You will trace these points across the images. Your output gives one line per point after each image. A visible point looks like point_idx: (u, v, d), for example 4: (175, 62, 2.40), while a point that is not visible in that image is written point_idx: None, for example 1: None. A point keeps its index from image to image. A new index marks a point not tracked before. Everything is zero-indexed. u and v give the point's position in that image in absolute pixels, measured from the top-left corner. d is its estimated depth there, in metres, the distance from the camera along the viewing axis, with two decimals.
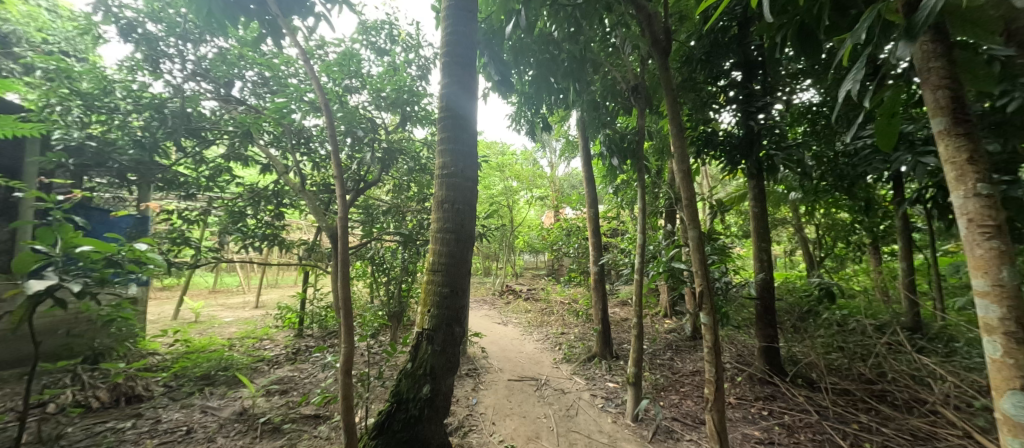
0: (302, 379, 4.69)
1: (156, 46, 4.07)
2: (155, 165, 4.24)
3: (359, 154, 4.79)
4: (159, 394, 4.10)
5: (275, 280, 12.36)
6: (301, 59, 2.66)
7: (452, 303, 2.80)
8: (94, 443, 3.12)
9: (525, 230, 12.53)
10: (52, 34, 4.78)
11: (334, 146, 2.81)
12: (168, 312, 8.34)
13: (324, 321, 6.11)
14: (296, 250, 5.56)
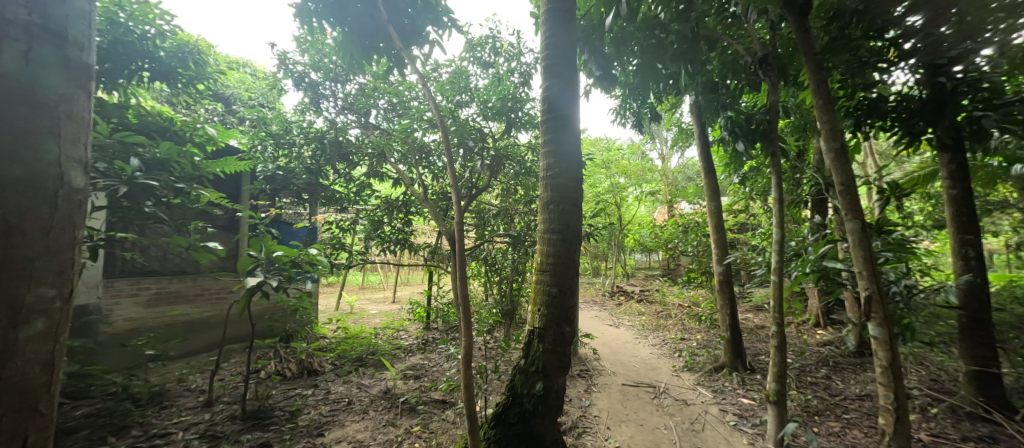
0: (431, 367, 5.19)
1: (317, 90, 5.02)
2: (319, 185, 5.38)
3: (471, 164, 4.98)
4: (329, 370, 4.98)
5: (407, 279, 14.11)
6: (420, 83, 2.81)
7: (562, 303, 2.81)
8: (290, 404, 3.98)
9: (635, 227, 11.87)
10: (255, 96, 6.34)
11: (450, 158, 2.91)
12: (331, 304, 10.20)
13: (446, 316, 6.72)
14: (422, 252, 6.19)
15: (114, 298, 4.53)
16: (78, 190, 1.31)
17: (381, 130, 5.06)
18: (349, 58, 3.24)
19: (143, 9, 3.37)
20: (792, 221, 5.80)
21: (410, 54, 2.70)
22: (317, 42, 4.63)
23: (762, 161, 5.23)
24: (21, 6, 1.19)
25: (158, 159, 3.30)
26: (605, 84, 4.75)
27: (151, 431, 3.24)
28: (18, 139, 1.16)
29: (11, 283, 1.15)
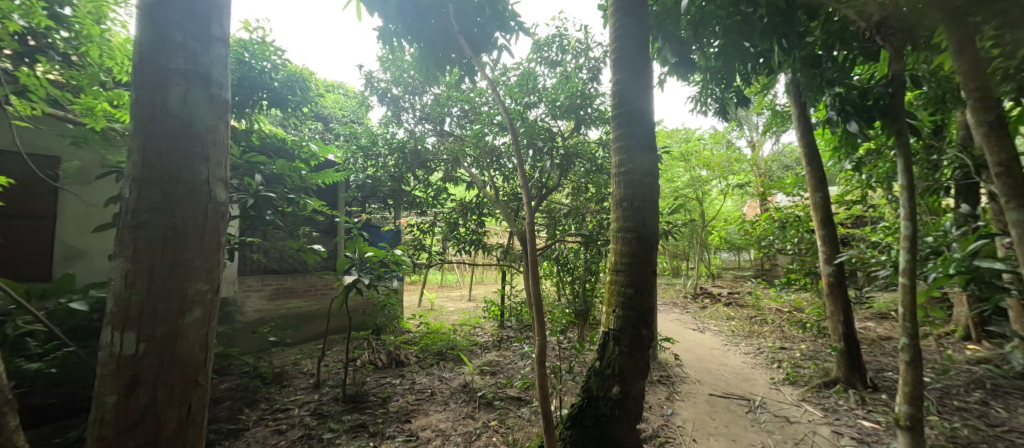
0: (508, 363, 4.80)
1: (398, 103, 5.16)
2: (402, 191, 5.36)
3: (541, 165, 4.10)
4: (413, 363, 4.78)
5: (482, 279, 14.26)
6: (491, 89, 2.76)
7: (638, 304, 2.41)
8: (389, 387, 3.95)
9: (719, 224, 10.70)
10: (347, 113, 6.88)
11: (519, 159, 2.84)
12: (411, 302, 10.76)
13: (520, 315, 6.41)
14: (495, 253, 5.97)
15: (246, 292, 4.83)
16: (222, 208, 1.46)
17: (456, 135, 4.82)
18: (422, 75, 2.86)
19: (261, 45, 3.69)
20: (924, 212, 4.68)
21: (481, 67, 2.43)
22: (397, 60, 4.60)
23: (885, 140, 4.24)
24: (179, 55, 1.37)
25: (275, 173, 3.61)
26: (678, 74, 3.79)
27: (275, 406, 3.45)
28: (177, 167, 1.34)
29: (176, 284, 1.31)
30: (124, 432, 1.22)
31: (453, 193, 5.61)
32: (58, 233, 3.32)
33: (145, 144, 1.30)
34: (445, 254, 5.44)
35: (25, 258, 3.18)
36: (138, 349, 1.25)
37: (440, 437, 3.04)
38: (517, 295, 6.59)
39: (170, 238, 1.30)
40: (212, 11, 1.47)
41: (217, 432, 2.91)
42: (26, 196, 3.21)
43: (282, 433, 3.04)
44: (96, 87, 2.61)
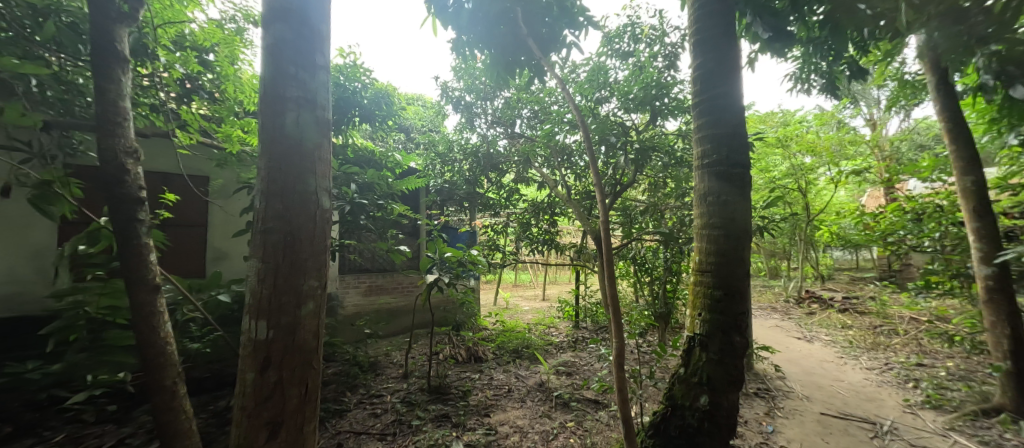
0: (583, 364, 4.63)
1: (471, 109, 5.27)
2: (476, 194, 5.53)
3: (614, 161, 3.81)
4: (491, 359, 4.72)
5: (555, 278, 14.10)
6: (560, 89, 2.72)
7: (729, 308, 2.03)
8: (469, 381, 4.01)
9: (830, 217, 9.21)
10: (426, 123, 7.30)
11: (591, 156, 2.77)
12: (488, 300, 11.01)
13: (595, 316, 6.15)
14: (568, 252, 5.85)
15: (345, 288, 5.35)
16: (331, 212, 1.43)
17: (527, 137, 4.87)
18: (493, 83, 2.73)
19: (353, 68, 4.11)
20: None
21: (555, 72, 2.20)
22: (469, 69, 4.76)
23: None
24: (292, 84, 1.34)
25: (367, 182, 3.97)
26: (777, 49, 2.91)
27: (371, 391, 3.66)
28: (292, 180, 1.32)
29: (295, 278, 1.31)
30: (257, 408, 1.26)
31: (525, 194, 5.70)
32: (207, 239, 3.94)
33: (265, 168, 1.30)
34: (519, 253, 5.47)
35: (185, 260, 3.83)
36: (268, 335, 1.28)
37: (517, 433, 3.05)
38: (592, 296, 6.37)
39: (288, 243, 1.30)
40: (319, 40, 1.41)
41: (326, 411, 3.22)
42: (185, 209, 3.84)
43: (377, 416, 3.25)
44: (233, 118, 3.01)
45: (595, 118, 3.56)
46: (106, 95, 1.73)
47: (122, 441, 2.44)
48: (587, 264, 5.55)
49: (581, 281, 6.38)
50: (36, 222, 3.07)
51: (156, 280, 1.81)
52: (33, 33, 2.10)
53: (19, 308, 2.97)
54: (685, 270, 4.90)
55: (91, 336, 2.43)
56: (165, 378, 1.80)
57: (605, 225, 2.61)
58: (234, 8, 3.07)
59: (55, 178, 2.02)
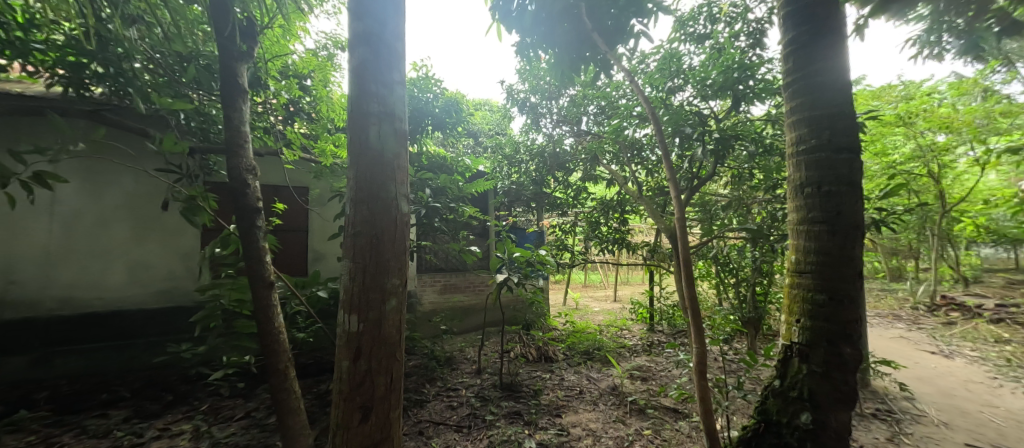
0: (659, 370, 4.41)
1: (537, 110, 5.30)
2: (543, 194, 5.53)
3: (690, 154, 3.41)
4: (562, 359, 4.69)
5: (627, 279, 13.54)
6: (628, 81, 2.63)
7: (835, 314, 1.78)
8: (540, 381, 4.03)
9: (971, 208, 7.62)
10: (493, 126, 7.48)
11: (664, 149, 2.64)
12: (557, 300, 10.94)
13: (672, 319, 5.80)
14: (640, 251, 5.60)
15: (422, 286, 5.71)
16: (409, 216, 1.55)
17: (593, 134, 4.75)
18: (558, 81, 2.73)
19: (425, 80, 4.39)
20: None
21: (621, 66, 2.14)
22: (535, 70, 4.81)
23: None
24: (374, 100, 1.48)
25: (440, 186, 4.19)
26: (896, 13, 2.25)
27: (447, 384, 3.87)
28: (376, 188, 1.45)
29: (380, 276, 1.45)
30: (351, 392, 1.41)
31: (593, 192, 5.59)
32: (309, 242, 4.47)
33: (354, 177, 1.46)
34: (588, 253, 5.36)
35: (292, 261, 4.39)
36: (359, 328, 1.42)
37: (590, 436, 3.00)
38: (668, 297, 6.02)
39: (374, 244, 1.44)
40: (396, 58, 1.54)
41: (408, 400, 3.47)
42: (291, 216, 4.41)
43: (454, 408, 3.42)
44: (327, 134, 3.40)
45: (668, 109, 3.32)
46: (232, 122, 2.08)
47: (249, 413, 2.88)
48: (662, 264, 5.26)
49: (656, 282, 6.07)
50: (185, 229, 3.73)
51: (272, 278, 2.12)
52: (181, 76, 2.59)
53: (176, 300, 3.63)
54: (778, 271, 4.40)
55: (225, 323, 2.90)
56: (280, 363, 2.10)
57: (680, 226, 2.44)
58: (326, 37, 3.49)
59: (198, 194, 2.46)
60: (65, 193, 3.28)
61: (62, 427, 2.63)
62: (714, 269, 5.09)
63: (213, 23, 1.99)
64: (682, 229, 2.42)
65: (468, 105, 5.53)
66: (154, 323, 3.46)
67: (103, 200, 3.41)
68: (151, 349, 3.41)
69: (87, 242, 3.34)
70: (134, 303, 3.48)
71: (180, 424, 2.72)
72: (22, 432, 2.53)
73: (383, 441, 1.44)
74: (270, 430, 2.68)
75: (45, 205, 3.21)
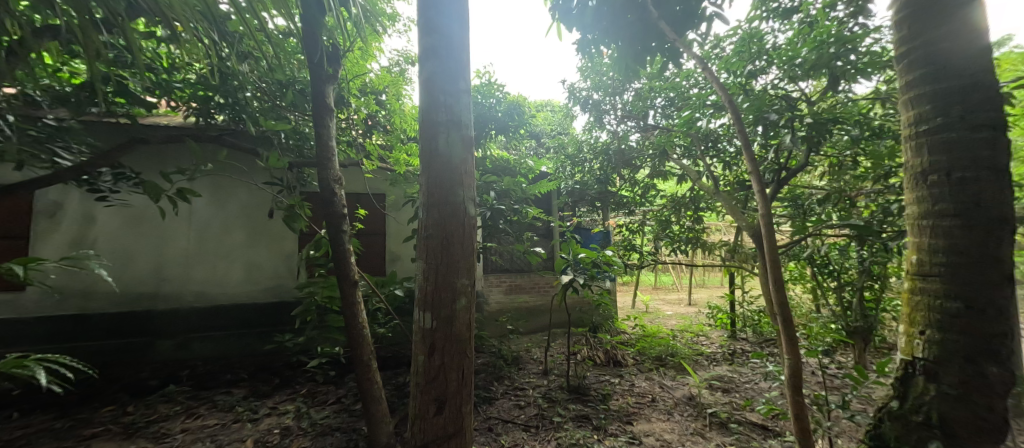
0: (742, 381, 4.04)
1: (600, 107, 5.16)
2: (609, 193, 5.36)
3: (775, 142, 3.11)
4: (631, 364, 4.52)
5: (704, 281, 12.57)
6: (701, 68, 2.49)
7: (980, 322, 1.38)
8: (609, 385, 3.92)
9: None
10: (555, 126, 7.44)
11: (744, 139, 2.44)
12: (626, 302, 10.51)
13: (758, 326, 5.28)
14: (718, 251, 5.19)
15: (489, 286, 5.86)
16: (476, 218, 1.61)
17: (662, 128, 4.50)
18: (623, 75, 2.65)
19: (488, 86, 4.50)
20: None
21: (694, 52, 1.97)
22: (597, 66, 4.69)
23: None
24: (442, 110, 1.56)
25: (504, 188, 4.26)
26: None
27: (514, 384, 3.94)
28: (444, 193, 1.53)
29: (450, 276, 1.53)
30: (426, 385, 1.50)
31: (663, 189, 5.33)
32: (386, 244, 4.83)
33: (425, 183, 1.55)
34: (658, 253, 5.08)
35: (372, 262, 4.78)
36: (432, 324, 1.51)
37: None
38: (753, 302, 5.49)
39: (443, 246, 1.52)
40: (461, 68, 1.61)
41: (477, 396, 3.59)
42: (370, 221, 4.81)
43: (521, 408, 3.47)
44: (400, 144, 3.64)
45: (749, 95, 3.01)
46: (322, 138, 2.32)
47: (339, 399, 3.19)
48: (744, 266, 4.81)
49: (738, 284, 5.57)
50: (286, 234, 4.23)
51: (356, 277, 2.33)
52: (281, 100, 2.96)
53: (280, 296, 4.13)
54: (892, 273, 3.80)
55: (319, 318, 3.26)
56: (364, 355, 2.30)
57: (767, 225, 2.22)
58: (398, 54, 3.75)
59: (296, 203, 2.80)
60: (198, 206, 3.92)
61: (198, 400, 3.14)
62: (809, 271, 4.53)
63: (306, 51, 2.25)
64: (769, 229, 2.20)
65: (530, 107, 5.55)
66: (263, 315, 3.98)
67: (226, 210, 4.02)
68: (261, 338, 3.94)
69: (215, 246, 3.96)
70: (249, 297, 4.04)
71: (285, 405, 3.10)
72: (171, 403, 3.08)
73: (456, 434, 1.51)
74: (357, 415, 2.95)
75: (185, 216, 3.88)
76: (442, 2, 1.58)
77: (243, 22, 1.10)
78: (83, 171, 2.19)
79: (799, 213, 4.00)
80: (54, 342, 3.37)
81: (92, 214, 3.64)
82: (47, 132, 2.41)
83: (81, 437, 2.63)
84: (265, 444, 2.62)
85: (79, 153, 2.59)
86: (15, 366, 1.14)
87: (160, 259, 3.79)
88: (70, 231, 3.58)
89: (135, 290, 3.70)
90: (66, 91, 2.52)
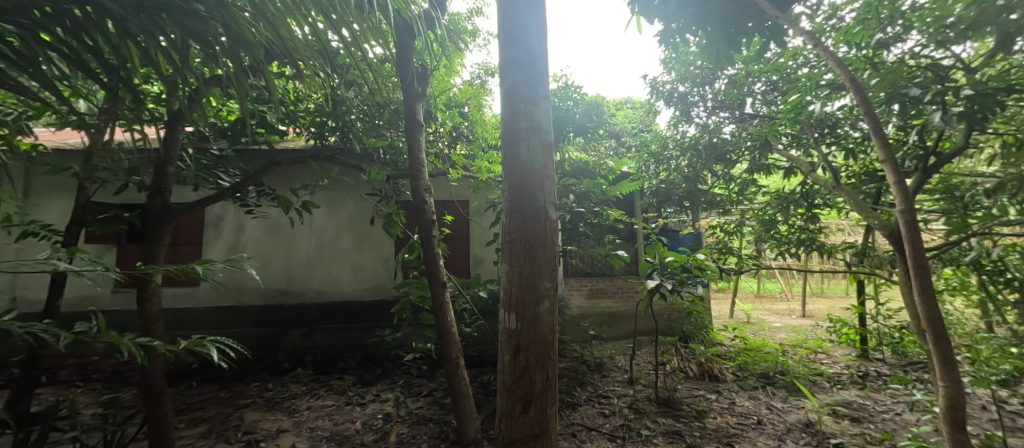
0: (877, 410, 3.39)
1: (687, 99, 4.77)
2: (699, 191, 4.77)
3: (916, 124, 2.60)
4: (731, 380, 4.08)
5: (822, 289, 10.82)
6: (813, 43, 2.21)
7: None
8: (704, 402, 3.59)
9: None
10: (636, 124, 7.10)
11: (873, 121, 2.09)
12: (723, 310, 9.52)
13: (899, 345, 4.39)
14: (839, 254, 4.45)
15: (570, 290, 5.80)
16: (558, 222, 1.62)
17: (763, 116, 4.03)
18: (712, 63, 2.29)
19: (565, 89, 4.48)
20: None
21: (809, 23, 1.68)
22: (682, 55, 4.39)
23: None
24: (523, 118, 1.61)
25: (584, 191, 4.20)
26: None
27: (598, 391, 3.83)
28: (526, 197, 1.57)
29: (533, 279, 1.56)
30: (512, 384, 1.55)
31: (765, 184, 4.79)
32: (470, 248, 5.08)
33: (507, 189, 1.61)
34: (761, 256, 4.52)
35: (459, 265, 5.08)
36: (517, 325, 1.56)
37: None
38: (890, 315, 4.58)
39: (526, 249, 1.56)
40: (540, 75, 1.64)
41: (561, 401, 3.57)
42: (456, 226, 5.11)
43: (606, 416, 3.37)
44: (482, 152, 3.80)
45: (879, 68, 2.54)
46: (414, 151, 2.54)
47: (432, 391, 3.43)
48: (876, 272, 4.04)
49: (868, 294, 4.70)
50: (385, 239, 4.67)
51: (445, 279, 2.50)
52: (379, 119, 3.29)
53: (381, 295, 4.56)
54: None
55: (414, 316, 3.54)
56: (453, 351, 2.45)
57: (909, 224, 1.86)
58: (478, 67, 3.92)
59: (393, 212, 3.09)
60: (317, 215, 4.56)
61: (318, 383, 3.63)
62: (975, 279, 3.65)
63: (399, 74, 2.49)
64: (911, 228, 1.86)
65: (609, 105, 5.37)
66: (368, 311, 4.48)
67: (338, 219, 4.59)
68: (366, 332, 4.41)
69: (330, 250, 4.55)
70: (356, 296, 4.55)
71: (386, 393, 3.43)
72: (298, 383, 3.60)
73: (542, 434, 1.52)
74: (447, 408, 3.14)
75: (307, 225, 4.53)
76: (521, 14, 1.64)
77: (350, 55, 1.25)
78: (238, 190, 2.70)
79: (955, 207, 3.25)
80: (220, 327, 4.23)
81: (242, 224, 4.44)
82: (212, 160, 3.02)
83: (237, 405, 3.22)
84: (371, 427, 2.93)
85: (234, 177, 3.15)
86: (197, 345, 1.43)
87: (289, 262, 4.47)
88: (227, 238, 4.41)
89: (272, 287, 4.42)
90: (226, 126, 3.14)
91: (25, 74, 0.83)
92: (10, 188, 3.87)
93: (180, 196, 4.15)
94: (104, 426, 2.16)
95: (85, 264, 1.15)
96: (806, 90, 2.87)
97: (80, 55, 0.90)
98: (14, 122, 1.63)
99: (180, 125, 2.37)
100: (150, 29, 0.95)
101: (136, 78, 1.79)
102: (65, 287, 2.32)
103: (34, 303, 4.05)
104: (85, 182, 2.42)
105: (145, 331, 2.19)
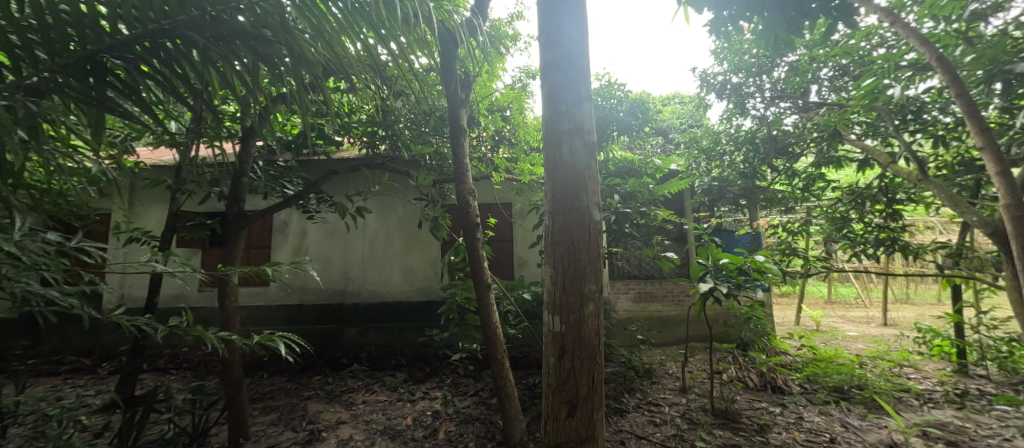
0: (979, 434, 2.96)
1: (740, 91, 4.44)
2: (758, 188, 4.48)
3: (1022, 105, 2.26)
4: (798, 393, 3.75)
5: (908, 296, 9.63)
6: (886, 19, 2.03)
7: None
8: (764, 414, 3.34)
9: None
10: (685, 119, 6.74)
11: (968, 101, 1.85)
12: (788, 317, 8.74)
13: (1004, 359, 3.82)
14: (926, 255, 3.95)
15: (616, 293, 5.61)
16: (602, 223, 1.60)
17: (831, 103, 3.69)
18: (770, 50, 2.11)
19: (608, 87, 4.39)
20: None
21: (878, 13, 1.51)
22: (735, 44, 4.14)
23: None
24: (565, 119, 1.61)
25: (629, 191, 4.06)
26: None
27: (648, 398, 3.69)
28: (569, 199, 1.57)
29: (578, 282, 1.54)
30: (558, 387, 1.54)
31: (835, 179, 4.37)
32: (514, 250, 5.12)
33: (550, 192, 1.61)
34: (832, 258, 4.10)
35: (503, 267, 5.17)
36: (562, 328, 1.55)
37: None
38: (996, 326, 3.96)
39: (571, 250, 1.55)
40: (582, 75, 1.62)
41: (608, 406, 3.48)
42: (500, 228, 5.19)
43: (656, 425, 3.25)
44: (524, 155, 3.81)
45: (975, 42, 2.22)
46: (458, 156, 2.61)
47: (478, 392, 3.48)
48: (976, 275, 3.55)
49: (966, 301, 4.12)
50: (432, 241, 4.80)
51: (489, 280, 2.53)
52: (425, 126, 3.42)
53: (429, 296, 4.71)
54: None
55: (460, 317, 3.63)
56: (498, 352, 2.48)
57: (1017, 230, 1.73)
58: (521, 71, 3.94)
59: (439, 215, 3.18)
60: (370, 220, 4.83)
61: (372, 379, 3.82)
62: None
63: (443, 82, 2.59)
64: (1020, 226, 1.72)
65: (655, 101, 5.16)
66: (417, 312, 4.66)
67: (389, 222, 4.83)
68: (415, 331, 4.57)
69: (381, 252, 4.79)
70: (406, 297, 4.73)
71: (434, 391, 3.54)
72: (355, 378, 3.81)
73: (589, 439, 1.50)
74: (493, 408, 3.18)
75: (361, 229, 4.82)
76: (562, 16, 1.64)
77: (399, 67, 1.30)
78: (301, 198, 2.90)
79: None
80: (286, 324, 4.60)
81: (304, 229, 4.80)
82: (279, 170, 3.34)
83: (301, 396, 3.47)
84: (421, 423, 3.04)
85: (297, 185, 3.46)
86: (268, 341, 1.56)
87: (345, 264, 4.77)
88: (292, 242, 4.79)
89: (331, 288, 4.74)
90: (289, 139, 3.41)
91: (129, 101, 0.96)
92: (118, 199, 4.47)
93: (253, 204, 4.59)
94: (193, 409, 2.43)
95: (177, 266, 1.30)
96: (883, 73, 2.60)
97: (174, 82, 1.02)
98: (121, 143, 1.89)
99: (252, 139, 2.61)
100: (227, 55, 1.06)
101: (218, 99, 1.99)
102: (161, 284, 2.64)
103: (136, 300, 4.64)
104: (176, 193, 2.75)
105: (224, 325, 2.43)
